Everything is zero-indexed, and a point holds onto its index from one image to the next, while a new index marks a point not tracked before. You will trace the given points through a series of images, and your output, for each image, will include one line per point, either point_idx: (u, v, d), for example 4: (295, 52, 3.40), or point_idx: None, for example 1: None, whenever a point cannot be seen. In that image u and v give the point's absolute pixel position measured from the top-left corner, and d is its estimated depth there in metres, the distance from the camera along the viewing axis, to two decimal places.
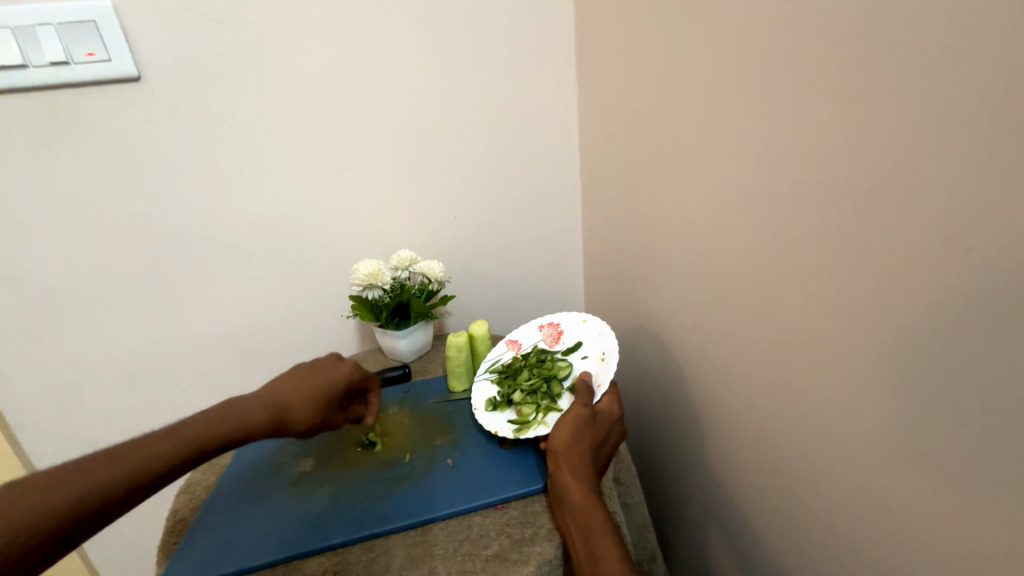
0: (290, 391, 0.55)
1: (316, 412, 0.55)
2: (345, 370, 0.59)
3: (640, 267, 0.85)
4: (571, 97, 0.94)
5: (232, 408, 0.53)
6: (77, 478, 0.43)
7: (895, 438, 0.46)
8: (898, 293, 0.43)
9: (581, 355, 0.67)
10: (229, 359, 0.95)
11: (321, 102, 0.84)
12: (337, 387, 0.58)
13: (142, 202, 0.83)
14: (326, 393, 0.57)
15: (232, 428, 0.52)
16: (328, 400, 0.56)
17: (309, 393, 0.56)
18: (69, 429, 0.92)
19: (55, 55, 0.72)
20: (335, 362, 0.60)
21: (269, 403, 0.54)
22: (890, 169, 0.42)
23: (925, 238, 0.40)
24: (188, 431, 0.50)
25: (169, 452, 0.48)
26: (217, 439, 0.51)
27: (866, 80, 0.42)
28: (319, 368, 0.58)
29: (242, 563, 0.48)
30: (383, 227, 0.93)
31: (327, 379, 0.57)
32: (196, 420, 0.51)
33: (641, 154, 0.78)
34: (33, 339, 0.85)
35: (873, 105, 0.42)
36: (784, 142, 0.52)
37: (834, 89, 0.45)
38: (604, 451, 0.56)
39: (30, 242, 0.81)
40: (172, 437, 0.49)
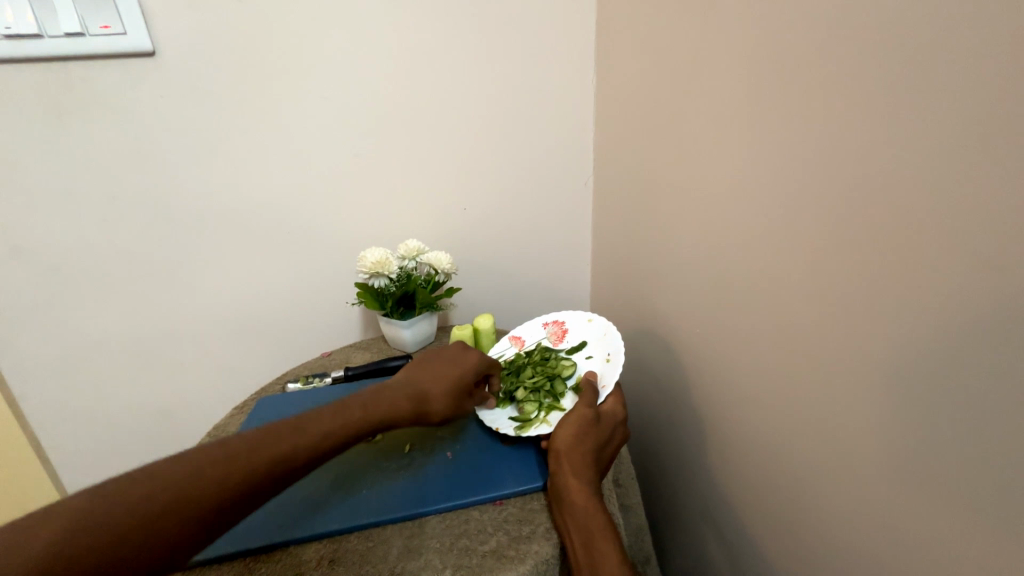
0: (432, 383, 0.56)
1: (456, 400, 0.57)
2: (478, 359, 0.61)
3: (648, 268, 0.84)
4: (587, 91, 0.93)
5: (382, 394, 0.54)
6: (240, 456, 0.43)
7: (895, 457, 0.45)
8: (903, 309, 0.42)
9: (585, 355, 0.67)
10: (234, 341, 0.95)
11: (336, 85, 0.83)
12: (473, 375, 0.59)
13: (154, 179, 0.82)
14: (465, 381, 0.58)
15: (385, 413, 0.53)
16: (466, 389, 0.58)
17: (449, 381, 0.57)
18: (75, 403, 0.93)
19: (70, 26, 0.71)
20: (465, 352, 0.61)
21: (415, 392, 0.55)
22: (900, 180, 0.40)
23: (933, 252, 0.39)
24: (350, 413, 0.51)
25: (328, 434, 0.48)
26: (372, 423, 0.51)
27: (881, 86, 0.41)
28: (455, 359, 0.60)
29: (238, 546, 0.48)
30: (392, 216, 0.93)
31: (464, 369, 0.59)
32: (355, 402, 0.52)
33: (654, 154, 0.77)
34: (40, 312, 0.86)
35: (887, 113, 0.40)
36: (798, 148, 0.50)
37: (849, 95, 0.43)
38: (606, 453, 0.55)
39: (42, 215, 0.81)
40: (332, 418, 0.50)
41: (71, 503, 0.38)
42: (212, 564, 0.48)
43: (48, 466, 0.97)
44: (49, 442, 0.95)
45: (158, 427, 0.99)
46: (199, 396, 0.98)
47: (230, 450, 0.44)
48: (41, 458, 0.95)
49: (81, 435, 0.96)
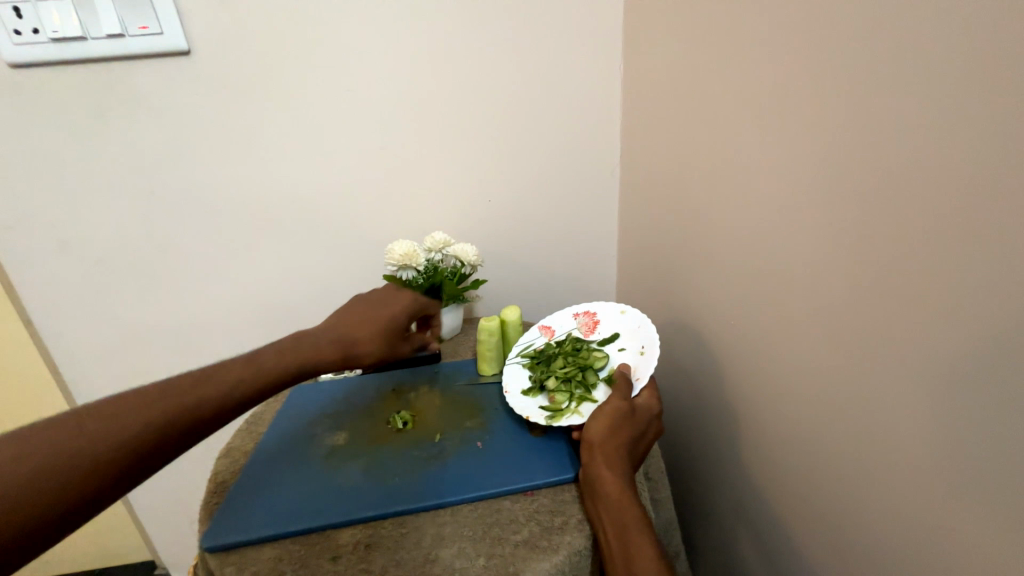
0: (356, 326, 0.58)
1: (383, 341, 0.58)
2: (404, 302, 0.63)
3: (679, 259, 0.82)
4: (615, 78, 0.90)
5: (303, 339, 0.56)
6: (160, 400, 0.44)
7: (947, 460, 0.43)
8: (961, 304, 0.39)
9: (618, 347, 0.66)
10: (267, 332, 0.98)
11: (363, 79, 0.83)
12: (398, 318, 0.61)
13: (190, 175, 0.85)
14: (389, 324, 0.60)
15: (311, 356, 0.54)
16: (392, 331, 0.60)
17: (373, 324, 0.59)
18: (122, 390, 0.98)
19: (111, 27, 0.73)
20: (389, 295, 0.63)
21: (338, 336, 0.57)
22: (961, 165, 0.37)
23: (997, 242, 0.36)
24: (270, 358, 0.52)
25: (242, 378, 0.49)
26: (298, 368, 0.53)
27: (944, 62, 0.38)
28: (379, 304, 0.62)
29: (277, 528, 0.50)
30: (418, 208, 0.93)
31: (389, 312, 0.61)
32: (273, 348, 0.53)
33: (685, 141, 0.74)
34: (88, 303, 0.90)
35: (948, 92, 0.38)
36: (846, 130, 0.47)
37: (903, 74, 0.41)
38: (640, 446, 0.54)
39: (88, 211, 0.84)
40: (252, 366, 0.50)
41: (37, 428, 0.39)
42: (253, 545, 0.49)
43: None
44: None
45: None
46: None
47: (207, 379, 0.47)
48: None
49: None
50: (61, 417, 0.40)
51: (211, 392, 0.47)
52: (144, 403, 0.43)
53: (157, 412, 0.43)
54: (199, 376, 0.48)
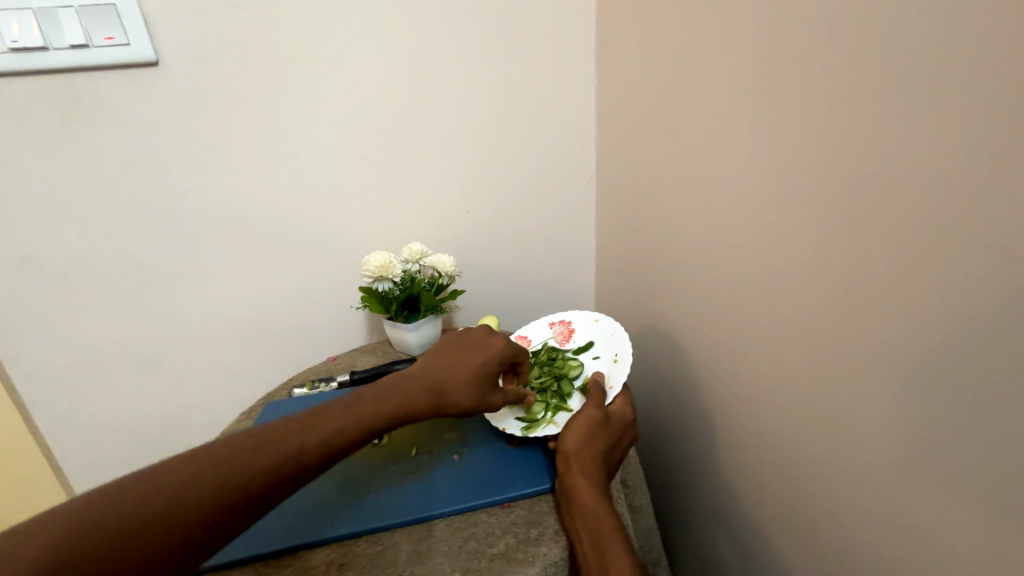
0: (448, 373, 0.54)
1: (475, 389, 0.54)
2: (499, 346, 0.58)
3: (653, 267, 0.84)
4: (589, 91, 0.93)
5: (399, 384, 0.53)
6: (216, 474, 0.42)
7: (914, 455, 0.45)
8: (923, 306, 0.41)
9: (592, 355, 0.66)
10: (240, 346, 0.96)
11: (338, 91, 0.83)
12: (491, 364, 0.56)
13: (159, 188, 0.83)
14: (483, 370, 0.55)
15: (401, 403, 0.51)
16: (484, 377, 0.55)
17: (464, 370, 0.55)
18: (84, 411, 0.94)
19: (75, 38, 0.72)
20: (486, 339, 0.59)
21: (430, 383, 0.53)
22: (918, 175, 0.40)
23: (955, 247, 0.38)
24: (360, 407, 0.50)
25: (300, 449, 0.45)
26: (386, 416, 0.50)
27: (898, 81, 0.40)
28: (475, 348, 0.57)
29: (247, 551, 0.48)
30: (395, 219, 0.93)
31: (483, 358, 0.56)
32: (367, 396, 0.51)
33: (657, 152, 0.76)
34: (48, 321, 0.87)
35: (903, 107, 0.40)
36: (809, 142, 0.50)
37: (862, 90, 0.43)
38: (615, 454, 0.55)
39: (51, 226, 0.81)
40: (309, 429, 0.47)
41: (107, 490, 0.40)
42: (221, 570, 0.48)
43: (59, 474, 0.97)
44: (60, 450, 0.96)
45: (165, 434, 0.99)
46: (206, 402, 0.99)
47: (269, 442, 0.45)
48: (52, 466, 0.96)
49: (91, 442, 0.96)
50: (126, 482, 0.41)
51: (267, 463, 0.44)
52: (138, 492, 0.40)
53: (209, 486, 0.41)
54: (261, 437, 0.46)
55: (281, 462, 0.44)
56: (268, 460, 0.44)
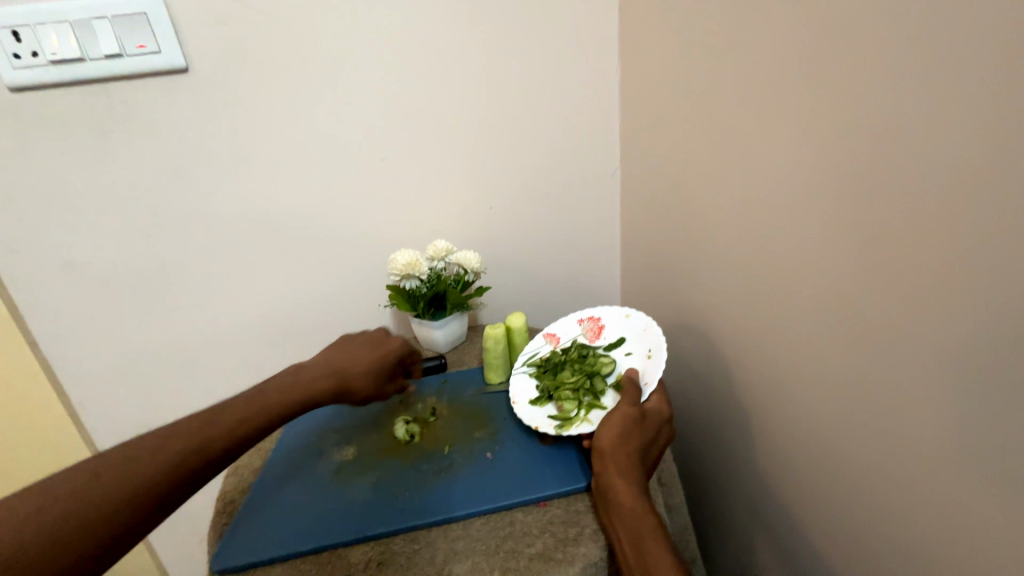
0: (349, 365, 0.61)
1: (373, 378, 0.61)
2: (393, 342, 0.65)
3: (683, 260, 0.81)
4: (613, 80, 0.90)
5: (299, 374, 0.58)
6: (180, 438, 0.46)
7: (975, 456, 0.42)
8: (997, 300, 0.39)
9: (625, 352, 0.65)
10: (271, 345, 0.98)
11: (360, 90, 0.83)
12: (389, 356, 0.63)
13: (191, 192, 0.85)
14: (379, 361, 0.63)
15: (305, 391, 0.57)
16: (382, 366, 0.63)
17: (364, 361, 0.61)
18: (127, 409, 0.98)
19: (109, 47, 0.74)
20: (384, 337, 0.66)
21: (334, 374, 0.59)
22: None
23: None
24: (276, 392, 0.55)
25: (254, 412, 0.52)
26: (295, 402, 0.55)
27: (967, 55, 0.38)
28: (372, 343, 0.64)
29: (259, 555, 0.49)
30: (419, 217, 0.93)
31: (380, 351, 0.63)
32: (277, 384, 0.56)
33: (687, 142, 0.74)
34: (91, 323, 0.90)
35: (973, 85, 0.38)
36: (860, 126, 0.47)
37: (921, 68, 0.41)
38: (652, 452, 0.54)
39: (90, 231, 0.84)
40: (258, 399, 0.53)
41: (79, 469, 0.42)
42: (265, 566, 0.49)
43: None
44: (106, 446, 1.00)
45: None
46: None
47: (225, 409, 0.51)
48: None
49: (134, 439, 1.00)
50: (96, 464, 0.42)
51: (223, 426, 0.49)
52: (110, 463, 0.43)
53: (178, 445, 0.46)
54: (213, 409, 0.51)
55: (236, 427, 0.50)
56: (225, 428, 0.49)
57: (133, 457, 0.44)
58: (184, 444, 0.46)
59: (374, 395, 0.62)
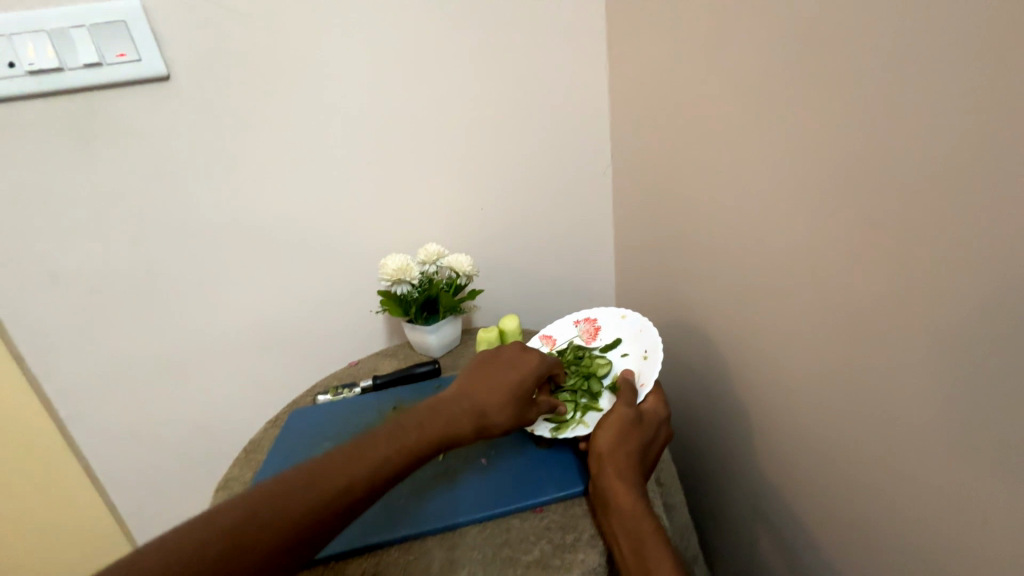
0: (488, 395, 0.53)
1: (514, 408, 0.53)
2: (532, 363, 0.57)
3: (677, 257, 0.81)
4: (602, 79, 0.90)
5: (439, 408, 0.51)
6: (306, 490, 0.42)
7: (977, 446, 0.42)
8: (995, 289, 0.38)
9: (620, 353, 0.64)
10: (262, 354, 0.97)
11: (348, 95, 0.82)
12: (528, 381, 0.55)
13: (178, 200, 0.84)
14: (518, 389, 0.54)
15: (445, 430, 0.50)
16: (523, 395, 0.54)
17: (503, 390, 0.53)
18: (116, 422, 0.96)
19: (88, 56, 0.72)
20: (520, 356, 0.58)
21: (471, 408, 0.52)
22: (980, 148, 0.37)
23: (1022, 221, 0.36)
24: (410, 430, 0.49)
25: (386, 459, 0.46)
26: (432, 444, 0.48)
27: (963, 42, 0.37)
28: (510, 367, 0.56)
29: None
30: (410, 221, 0.92)
31: (517, 376, 0.55)
32: (412, 419, 0.50)
33: (677, 139, 0.74)
34: (77, 336, 0.88)
35: (969, 73, 0.37)
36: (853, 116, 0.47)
37: (915, 57, 0.40)
38: (650, 454, 0.53)
39: (75, 242, 0.83)
40: (394, 439, 0.47)
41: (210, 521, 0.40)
42: None
43: (95, 484, 1.00)
44: (95, 460, 0.98)
45: (194, 442, 1.01)
46: (233, 409, 1.00)
47: (355, 453, 0.46)
48: (90, 476, 0.99)
49: (123, 453, 0.98)
50: (231, 506, 0.41)
51: (349, 478, 0.44)
52: (237, 514, 0.40)
53: (303, 500, 0.42)
54: (347, 451, 0.46)
55: (360, 480, 0.44)
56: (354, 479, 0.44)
57: (263, 509, 0.41)
58: (326, 487, 0.43)
59: (523, 425, 0.54)
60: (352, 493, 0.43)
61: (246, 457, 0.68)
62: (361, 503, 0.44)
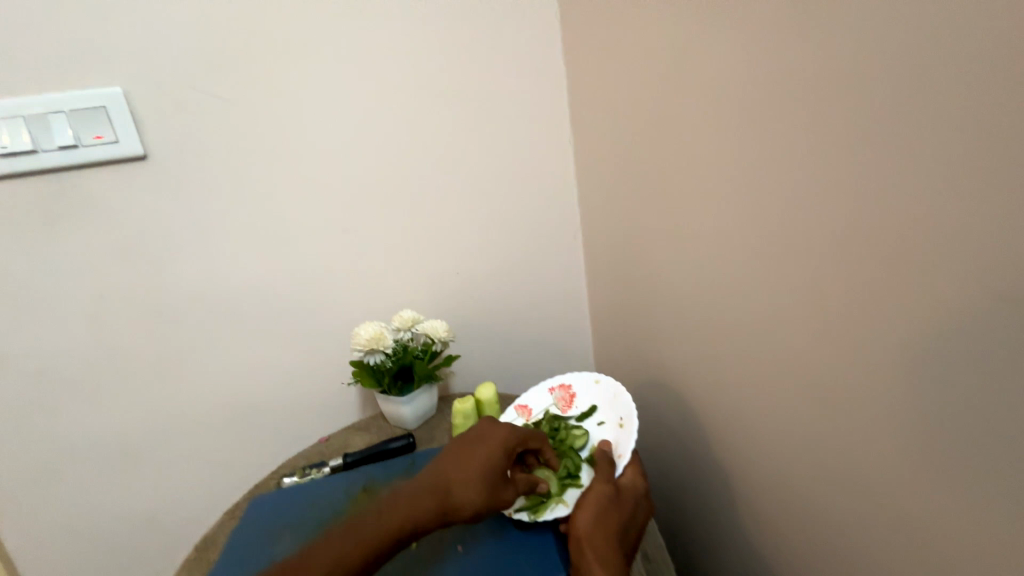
0: (453, 474, 0.49)
1: (483, 485, 0.48)
2: (501, 431, 0.52)
3: (648, 317, 0.83)
4: (565, 152, 0.96)
5: (400, 492, 0.47)
6: None
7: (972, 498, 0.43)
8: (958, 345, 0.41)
9: (597, 421, 0.63)
10: (227, 432, 0.91)
11: (323, 171, 0.85)
12: (499, 453, 0.50)
13: (144, 275, 0.82)
14: (488, 464, 0.49)
15: (405, 520, 0.45)
16: (492, 469, 0.49)
17: (470, 465, 0.49)
18: (53, 519, 0.86)
19: (64, 139, 0.73)
20: (489, 426, 0.53)
21: (434, 490, 0.47)
22: (921, 217, 0.42)
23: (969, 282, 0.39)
24: (367, 522, 0.45)
25: (337, 561, 0.42)
26: (392, 537, 0.44)
27: (892, 124, 0.42)
28: (477, 437, 0.52)
29: None
30: (385, 288, 0.92)
31: (487, 449, 0.50)
32: (370, 509, 0.46)
33: (638, 207, 0.78)
34: (19, 423, 0.82)
35: (899, 152, 0.42)
36: (802, 189, 0.51)
37: (851, 138, 0.45)
38: (631, 533, 0.51)
39: (29, 321, 0.79)
40: (349, 535, 0.44)
41: None
42: None
43: None
44: (26, 566, 0.87)
45: (143, 536, 0.91)
46: (189, 496, 0.92)
47: (306, 557, 0.42)
48: None
49: (59, 554, 0.88)
50: None
51: None
52: None
53: None
54: (297, 557, 0.42)
55: None
56: None
57: None
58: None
59: (498, 507, 0.49)
60: None
61: (199, 556, 0.61)
62: None
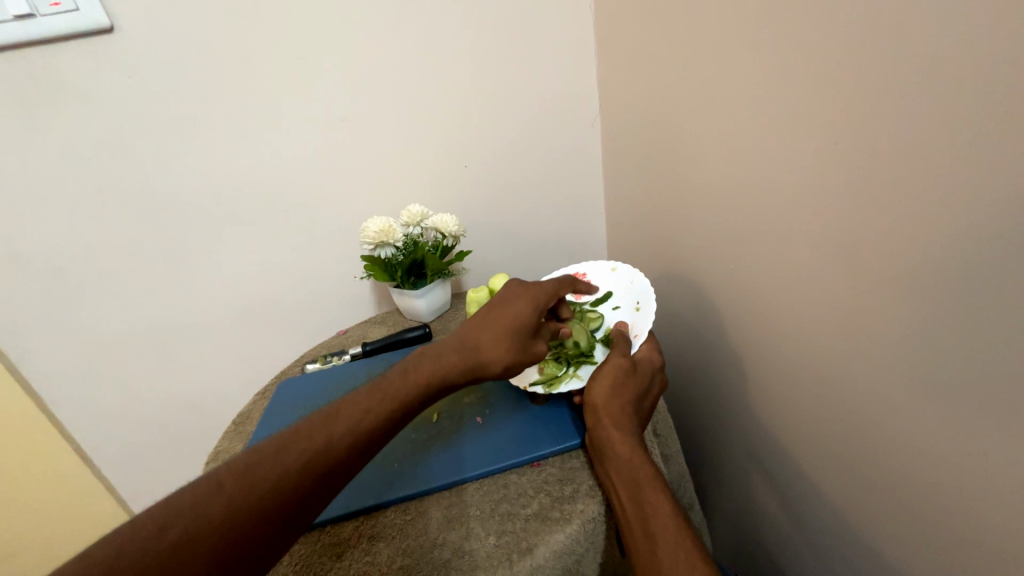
0: (481, 334, 0.50)
1: (511, 343, 0.50)
2: (530, 296, 0.53)
3: (667, 209, 0.78)
4: (585, 20, 0.83)
5: (425, 352, 0.49)
6: (285, 452, 0.39)
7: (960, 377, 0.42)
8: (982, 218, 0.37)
9: (612, 306, 0.63)
10: (251, 327, 0.94)
11: (313, 45, 0.76)
12: (528, 314, 0.51)
13: (139, 169, 0.78)
14: (516, 324, 0.51)
15: (432, 374, 0.47)
16: (521, 329, 0.51)
17: (498, 325, 0.50)
18: (103, 404, 0.94)
19: (18, 7, 0.65)
20: (518, 291, 0.54)
21: (462, 346, 0.50)
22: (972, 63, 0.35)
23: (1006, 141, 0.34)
24: (392, 382, 0.46)
25: (366, 414, 0.43)
26: (417, 392, 0.46)
27: None
28: (505, 301, 0.52)
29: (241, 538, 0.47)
30: (392, 182, 0.87)
31: (515, 311, 0.51)
32: (394, 371, 0.47)
33: (664, 82, 0.69)
34: (50, 318, 0.85)
35: None
36: (848, 39, 0.43)
37: None
38: (645, 403, 0.52)
39: (34, 218, 0.78)
40: (375, 393, 0.45)
41: (180, 494, 0.36)
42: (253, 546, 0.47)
43: (93, 465, 1.00)
44: (87, 443, 0.97)
45: (187, 419, 1.00)
46: (223, 384, 0.98)
47: (335, 410, 0.43)
48: (84, 458, 0.98)
49: (115, 433, 0.97)
50: (201, 480, 0.37)
51: (326, 439, 0.41)
52: (205, 482, 0.37)
53: (278, 463, 0.38)
54: (326, 411, 0.43)
55: (337, 440, 0.41)
56: (334, 438, 0.41)
57: (238, 472, 0.37)
58: (300, 450, 0.39)
59: (528, 361, 0.51)
60: (332, 452, 0.40)
61: (236, 428, 0.66)
62: (345, 464, 0.41)
